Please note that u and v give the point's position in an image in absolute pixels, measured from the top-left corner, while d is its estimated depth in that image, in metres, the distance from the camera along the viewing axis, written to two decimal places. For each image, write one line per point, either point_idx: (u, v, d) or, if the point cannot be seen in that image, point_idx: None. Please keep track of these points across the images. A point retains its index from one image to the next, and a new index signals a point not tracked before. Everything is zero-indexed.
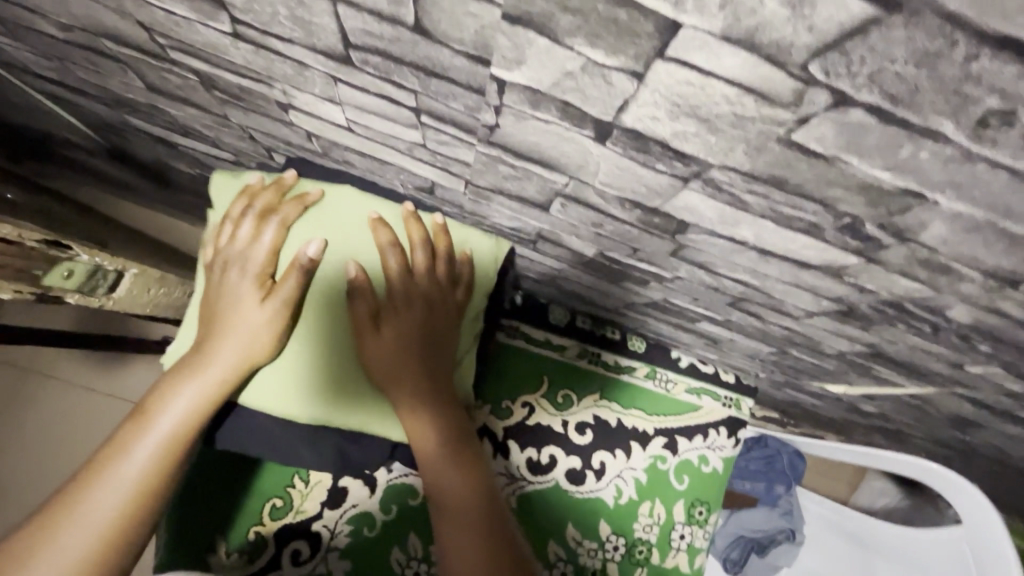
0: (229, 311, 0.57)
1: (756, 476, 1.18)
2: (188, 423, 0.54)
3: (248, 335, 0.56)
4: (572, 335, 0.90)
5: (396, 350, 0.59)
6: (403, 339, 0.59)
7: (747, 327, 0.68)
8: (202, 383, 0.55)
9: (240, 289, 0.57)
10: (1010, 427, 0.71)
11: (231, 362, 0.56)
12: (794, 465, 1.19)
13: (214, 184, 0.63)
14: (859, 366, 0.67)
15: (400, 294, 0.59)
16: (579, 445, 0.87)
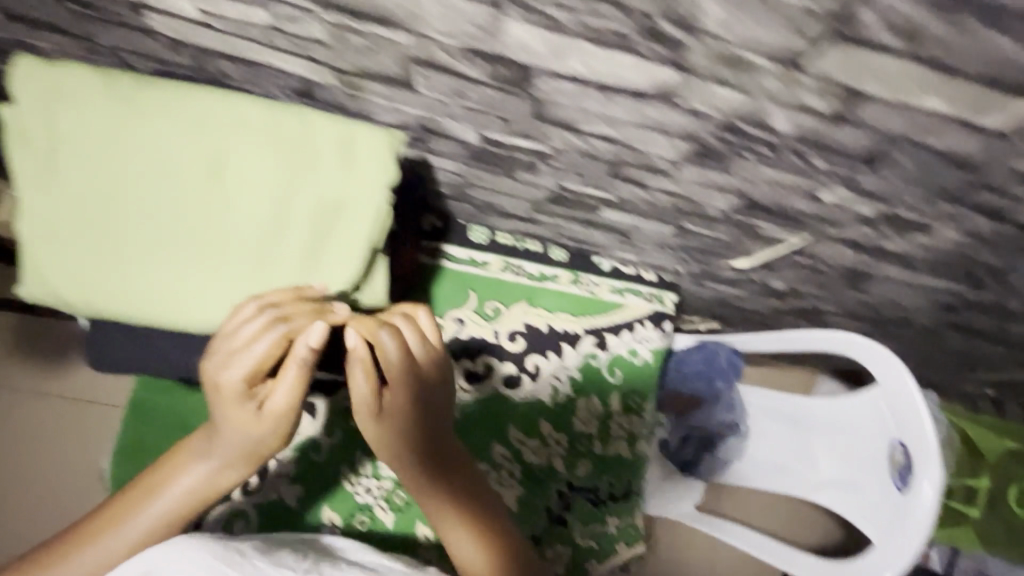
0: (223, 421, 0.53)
1: (697, 379, 1.25)
2: (188, 502, 0.55)
3: (240, 441, 0.54)
4: (495, 251, 0.93)
5: (404, 446, 0.59)
6: (409, 436, 0.59)
7: (640, 204, 0.72)
8: (205, 470, 0.56)
9: (240, 398, 0.52)
10: (889, 269, 0.77)
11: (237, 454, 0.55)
12: (731, 364, 1.24)
13: (18, 74, 0.49)
14: (745, 227, 0.73)
15: (405, 395, 0.57)
16: (512, 351, 0.91)
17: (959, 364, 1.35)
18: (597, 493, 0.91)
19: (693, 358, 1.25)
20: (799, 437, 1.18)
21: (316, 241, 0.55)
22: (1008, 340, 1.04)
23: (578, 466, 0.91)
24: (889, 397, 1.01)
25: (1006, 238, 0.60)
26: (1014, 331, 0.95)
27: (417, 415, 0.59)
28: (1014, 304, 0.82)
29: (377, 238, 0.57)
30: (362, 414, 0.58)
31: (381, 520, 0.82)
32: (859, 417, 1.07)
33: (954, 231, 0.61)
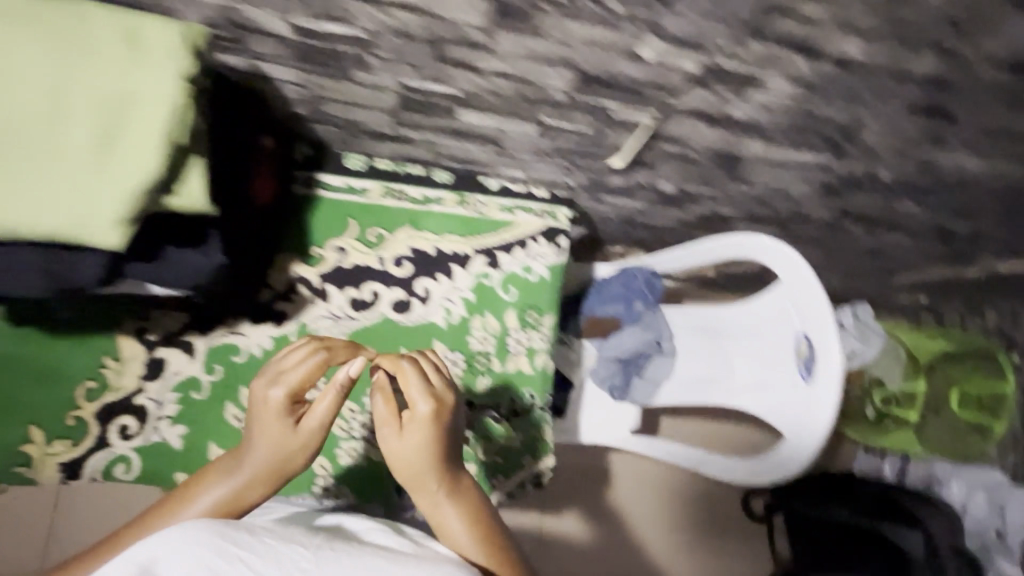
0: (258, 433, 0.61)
1: (614, 302, 1.23)
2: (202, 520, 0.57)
3: (275, 450, 0.60)
4: (374, 177, 0.91)
5: (421, 455, 0.60)
6: (428, 446, 0.60)
7: (488, 97, 0.71)
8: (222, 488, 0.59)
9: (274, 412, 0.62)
10: (753, 147, 0.77)
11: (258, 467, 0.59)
12: (651, 287, 1.24)
13: None
14: (598, 112, 0.72)
15: (426, 408, 0.62)
16: (399, 276, 0.89)
17: (878, 267, 1.37)
18: (498, 409, 0.91)
19: (612, 281, 1.25)
20: (714, 349, 1.19)
21: (104, 131, 0.52)
22: (904, 228, 1.05)
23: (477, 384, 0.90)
24: (790, 293, 1.02)
25: (831, 80, 0.60)
26: (901, 211, 0.96)
27: (437, 426, 0.61)
28: (885, 176, 0.82)
29: (177, 132, 0.54)
30: (386, 433, 0.61)
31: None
32: (766, 319, 1.08)
33: (781, 79, 0.61)
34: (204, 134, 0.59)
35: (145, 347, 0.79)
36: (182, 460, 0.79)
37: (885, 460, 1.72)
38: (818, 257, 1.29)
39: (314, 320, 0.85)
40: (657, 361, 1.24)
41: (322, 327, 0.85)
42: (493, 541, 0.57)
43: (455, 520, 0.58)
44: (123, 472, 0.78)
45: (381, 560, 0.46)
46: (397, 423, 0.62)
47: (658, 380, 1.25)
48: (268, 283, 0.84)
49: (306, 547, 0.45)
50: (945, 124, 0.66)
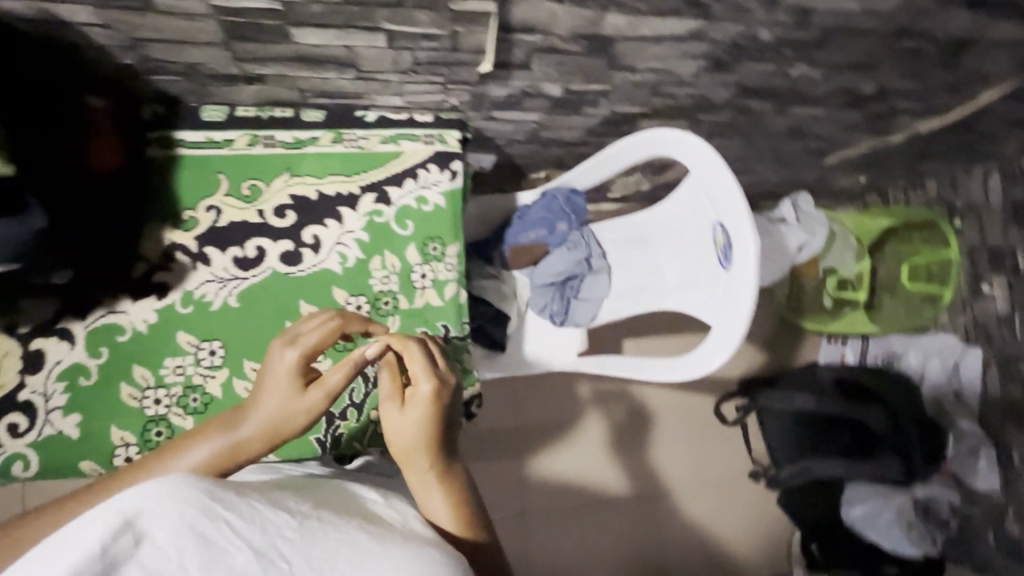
0: (264, 394, 0.71)
1: (538, 228, 1.20)
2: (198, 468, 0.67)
3: (280, 412, 0.70)
4: (237, 126, 0.85)
5: (414, 430, 0.69)
6: (422, 424, 0.69)
7: (312, 7, 0.65)
8: (219, 444, 0.68)
9: (281, 376, 0.71)
10: (616, 24, 0.72)
11: (254, 429, 0.70)
12: (572, 206, 1.20)
13: None
14: (437, 7, 0.66)
15: (426, 390, 0.70)
16: (283, 228, 0.84)
17: (805, 149, 1.34)
18: None
19: (531, 208, 1.21)
20: (646, 256, 1.16)
21: None
22: (811, 97, 1.01)
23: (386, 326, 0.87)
24: (702, 183, 0.99)
25: None
26: (800, 77, 0.92)
27: (433, 410, 0.70)
28: (765, 36, 0.77)
29: None
30: (387, 406, 0.71)
31: (179, 427, 0.79)
32: (684, 215, 1.06)
33: None
34: None
35: (19, 342, 0.75)
36: (83, 449, 0.76)
37: (847, 344, 1.68)
38: (739, 144, 1.25)
39: (199, 286, 0.81)
40: (590, 280, 1.21)
41: (209, 292, 0.81)
42: (465, 514, 0.68)
43: (438, 499, 0.68)
44: (21, 469, 0.75)
45: (352, 528, 0.52)
46: (397, 399, 0.71)
47: (600, 296, 1.21)
48: (141, 255, 0.79)
49: (290, 517, 0.50)
50: None
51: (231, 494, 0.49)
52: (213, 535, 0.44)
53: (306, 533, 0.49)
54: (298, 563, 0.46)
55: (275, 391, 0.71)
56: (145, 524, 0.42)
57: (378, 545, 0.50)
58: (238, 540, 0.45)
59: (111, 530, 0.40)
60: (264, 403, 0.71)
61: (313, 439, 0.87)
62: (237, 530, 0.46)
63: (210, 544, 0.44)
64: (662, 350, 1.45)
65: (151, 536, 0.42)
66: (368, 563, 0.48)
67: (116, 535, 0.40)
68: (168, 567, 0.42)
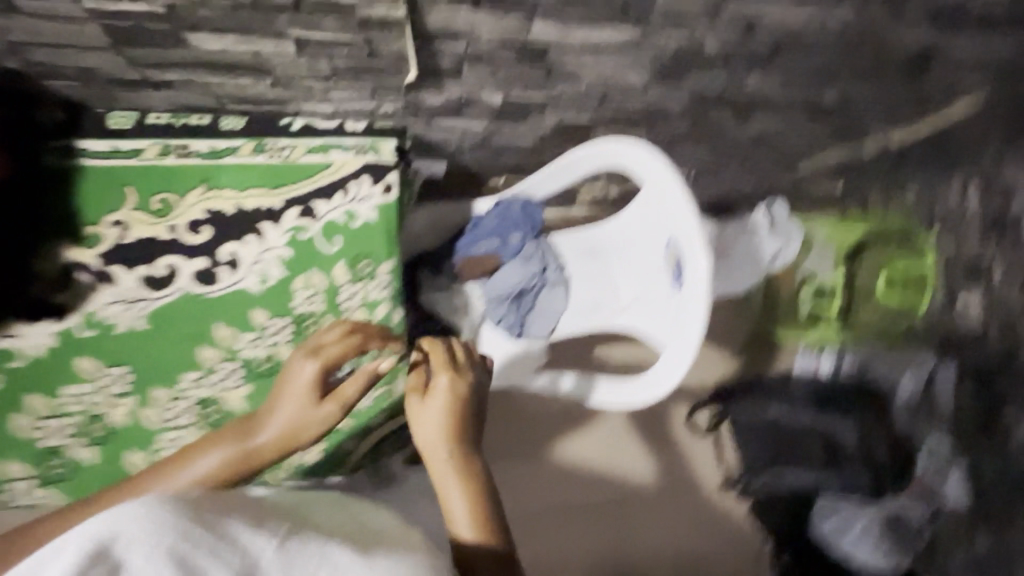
0: (280, 401, 0.69)
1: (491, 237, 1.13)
2: (205, 479, 0.63)
3: (295, 418, 0.68)
4: (148, 134, 0.78)
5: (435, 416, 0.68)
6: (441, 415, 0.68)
7: (201, 12, 0.58)
8: (228, 453, 0.65)
9: (299, 382, 0.69)
10: (545, 31, 0.66)
11: (269, 438, 0.67)
12: (530, 216, 1.12)
13: None
14: (342, 13, 0.60)
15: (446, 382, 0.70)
16: (197, 245, 0.79)
17: (776, 156, 1.28)
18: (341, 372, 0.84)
19: (484, 216, 1.15)
20: (596, 266, 1.12)
21: None
22: (773, 107, 0.95)
23: None
24: (654, 198, 0.94)
25: None
26: (757, 87, 0.86)
27: (453, 400, 0.69)
28: (713, 46, 0.72)
29: None
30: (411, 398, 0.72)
31: (79, 458, 0.74)
32: (636, 229, 1.01)
33: None
34: None
35: None
36: None
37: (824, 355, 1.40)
38: (705, 152, 1.19)
39: (102, 307, 0.76)
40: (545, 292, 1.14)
41: (114, 314, 0.76)
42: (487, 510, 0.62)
43: (454, 491, 0.62)
44: None
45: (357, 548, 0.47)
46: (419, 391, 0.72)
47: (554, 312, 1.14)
48: (38, 275, 0.74)
49: (275, 531, 0.44)
50: None
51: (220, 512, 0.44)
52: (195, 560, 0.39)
53: (290, 549, 0.43)
54: None
55: (292, 396, 0.69)
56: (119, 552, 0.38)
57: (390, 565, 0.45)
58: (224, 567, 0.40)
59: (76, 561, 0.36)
60: (281, 409, 0.68)
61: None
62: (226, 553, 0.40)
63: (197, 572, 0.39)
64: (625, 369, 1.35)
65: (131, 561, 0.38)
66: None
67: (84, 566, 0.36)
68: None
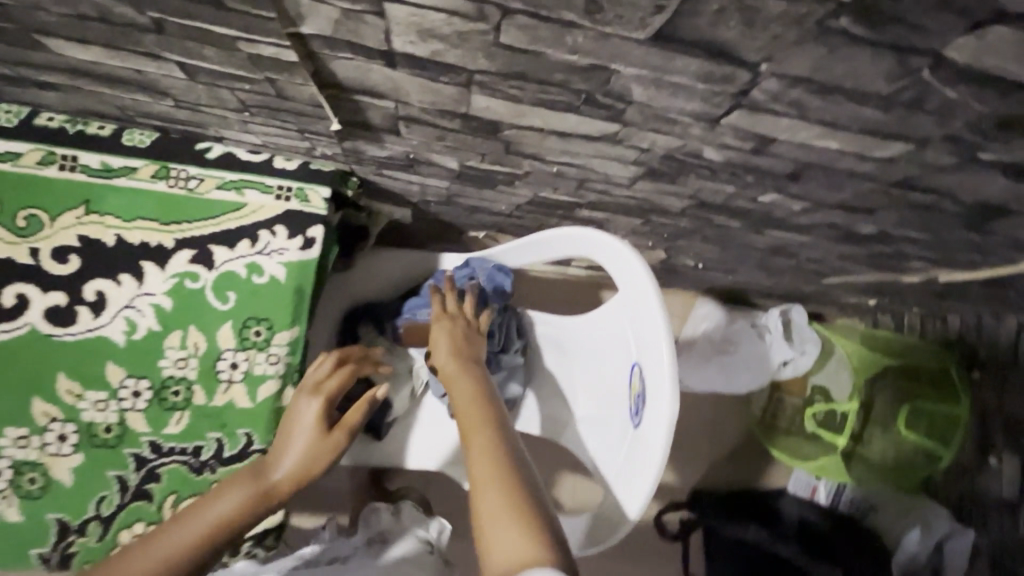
0: (292, 436, 0.66)
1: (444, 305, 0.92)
2: (229, 520, 0.60)
3: (310, 457, 0.65)
4: (34, 138, 0.67)
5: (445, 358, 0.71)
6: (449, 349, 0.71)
7: (43, 16, 0.45)
8: (244, 495, 0.61)
9: (308, 417, 0.66)
10: (491, 107, 0.51)
11: (286, 476, 0.64)
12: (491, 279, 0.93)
13: None
14: (221, 46, 0.46)
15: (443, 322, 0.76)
16: (59, 276, 0.66)
17: (797, 267, 1.10)
18: (198, 456, 0.68)
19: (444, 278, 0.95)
20: (559, 364, 0.95)
21: None
22: (794, 225, 0.78)
23: (168, 422, 0.67)
24: (629, 309, 0.77)
25: None
26: (772, 204, 0.69)
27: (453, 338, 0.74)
28: (713, 156, 0.55)
29: None
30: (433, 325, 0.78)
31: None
32: (605, 335, 0.84)
33: None
34: None
35: None
36: None
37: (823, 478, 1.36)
38: (713, 249, 1.02)
39: None
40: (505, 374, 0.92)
41: None
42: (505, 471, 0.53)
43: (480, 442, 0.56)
44: None
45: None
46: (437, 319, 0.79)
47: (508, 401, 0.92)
48: None
49: None
50: (741, 74, 0.39)
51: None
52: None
53: None
54: None
55: (302, 430, 0.66)
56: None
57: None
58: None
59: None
60: (296, 445, 0.65)
61: (35, 554, 0.65)
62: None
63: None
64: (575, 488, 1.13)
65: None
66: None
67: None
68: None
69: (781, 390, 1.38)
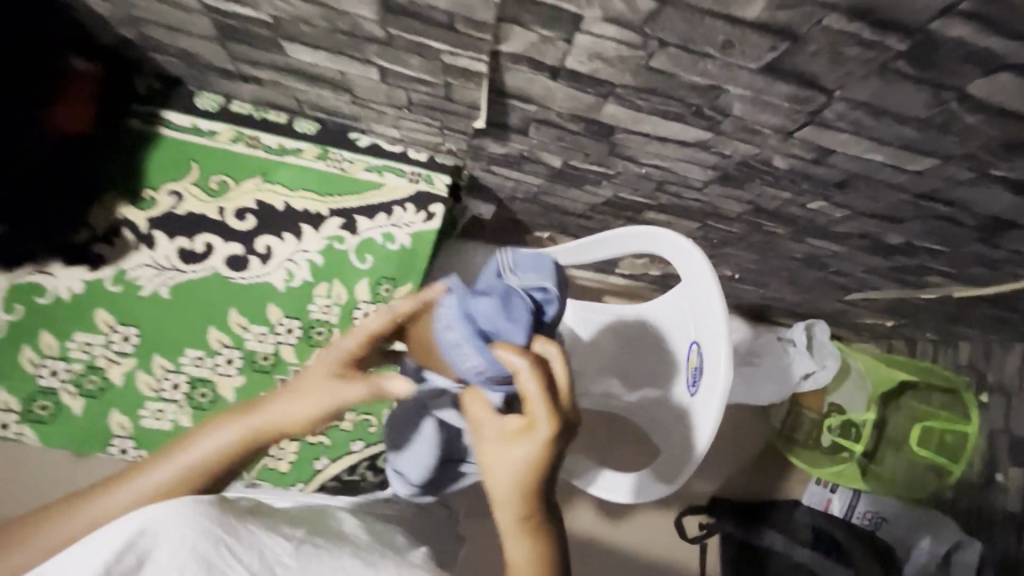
0: (302, 386, 0.52)
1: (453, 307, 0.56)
2: (207, 466, 0.50)
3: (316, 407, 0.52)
4: (226, 120, 0.83)
5: (510, 477, 0.49)
6: (519, 476, 0.49)
7: (302, 27, 0.62)
8: (231, 438, 0.51)
9: (329, 365, 0.54)
10: (616, 114, 0.66)
11: (279, 425, 0.51)
12: (521, 298, 0.54)
13: None
14: (428, 55, 0.62)
15: (541, 441, 0.49)
16: (238, 231, 0.81)
17: (826, 281, 1.24)
18: None
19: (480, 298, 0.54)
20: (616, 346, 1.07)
21: None
22: (831, 234, 0.93)
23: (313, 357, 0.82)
24: (689, 295, 0.91)
25: (656, 22, 0.49)
26: (817, 212, 0.84)
27: (536, 469, 0.49)
28: (780, 164, 0.71)
29: None
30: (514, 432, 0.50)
31: (67, 406, 0.79)
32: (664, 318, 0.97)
33: (600, 18, 0.50)
34: None
35: None
36: None
37: (837, 492, 1.54)
38: (753, 258, 1.17)
39: (135, 267, 0.79)
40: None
41: (142, 277, 0.79)
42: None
43: (523, 559, 0.51)
44: None
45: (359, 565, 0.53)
46: (519, 425, 0.50)
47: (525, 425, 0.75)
48: (88, 223, 0.78)
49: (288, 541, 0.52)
50: (820, 97, 0.55)
51: (241, 523, 0.51)
52: (216, 564, 0.48)
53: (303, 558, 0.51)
54: None
55: (319, 376, 0.53)
56: (145, 544, 0.47)
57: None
58: (232, 565, 0.48)
59: (114, 551, 0.45)
60: (302, 395, 0.52)
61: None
62: (236, 556, 0.49)
63: (210, 571, 0.47)
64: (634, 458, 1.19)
65: (153, 560, 0.47)
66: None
67: (116, 557, 0.45)
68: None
69: (801, 405, 1.50)
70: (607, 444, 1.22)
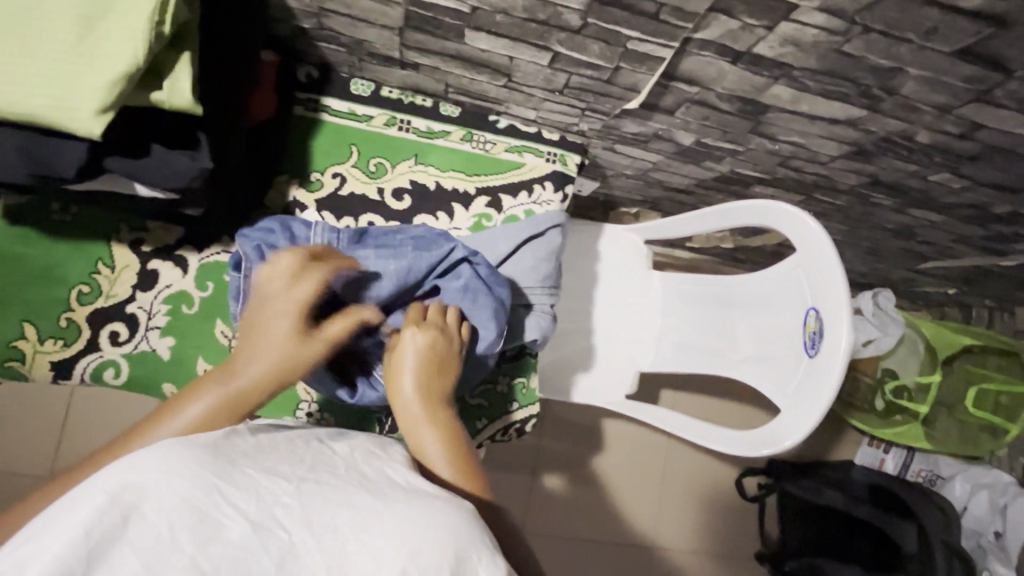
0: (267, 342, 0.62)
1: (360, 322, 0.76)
2: (203, 428, 0.56)
3: (285, 351, 0.62)
4: (380, 106, 0.88)
5: (410, 375, 0.65)
6: (414, 366, 0.66)
7: (497, 16, 0.67)
8: (222, 392, 0.58)
9: (280, 321, 0.63)
10: (779, 95, 0.71)
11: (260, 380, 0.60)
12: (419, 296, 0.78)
13: None
14: (613, 42, 0.67)
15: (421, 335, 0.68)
16: (397, 210, 0.89)
17: (907, 250, 1.29)
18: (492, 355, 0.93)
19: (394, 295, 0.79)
20: (723, 316, 1.12)
21: (74, 38, 0.50)
22: (939, 205, 0.99)
23: None
24: (803, 265, 0.95)
25: (870, 10, 0.54)
26: (936, 182, 0.90)
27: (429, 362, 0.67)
28: (923, 139, 0.76)
29: (134, 44, 0.50)
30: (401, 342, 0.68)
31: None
32: (776, 286, 1.01)
33: (815, 8, 0.55)
34: (183, 63, 0.55)
35: (141, 258, 0.80)
36: (171, 372, 0.80)
37: (889, 452, 1.53)
38: (842, 229, 1.21)
39: None
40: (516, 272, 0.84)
41: None
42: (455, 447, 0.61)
43: (433, 442, 0.60)
44: (112, 377, 0.80)
45: (353, 491, 0.45)
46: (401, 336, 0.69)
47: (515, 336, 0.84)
48: (266, 206, 0.85)
49: (287, 482, 0.44)
50: (998, 77, 0.60)
51: (229, 467, 0.44)
52: (209, 513, 0.39)
53: (304, 498, 0.43)
54: (299, 530, 0.41)
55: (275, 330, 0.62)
56: (136, 500, 0.39)
57: (386, 509, 0.44)
58: (231, 512, 0.40)
59: (97, 508, 0.37)
60: (276, 332, 0.62)
61: (376, 418, 0.89)
62: (229, 501, 0.41)
63: (203, 521, 0.39)
64: (724, 417, 1.46)
65: (143, 513, 0.38)
66: (376, 535, 0.42)
67: (102, 512, 0.37)
68: (164, 551, 0.37)
69: (854, 369, 1.44)
70: (690, 392, 1.45)
